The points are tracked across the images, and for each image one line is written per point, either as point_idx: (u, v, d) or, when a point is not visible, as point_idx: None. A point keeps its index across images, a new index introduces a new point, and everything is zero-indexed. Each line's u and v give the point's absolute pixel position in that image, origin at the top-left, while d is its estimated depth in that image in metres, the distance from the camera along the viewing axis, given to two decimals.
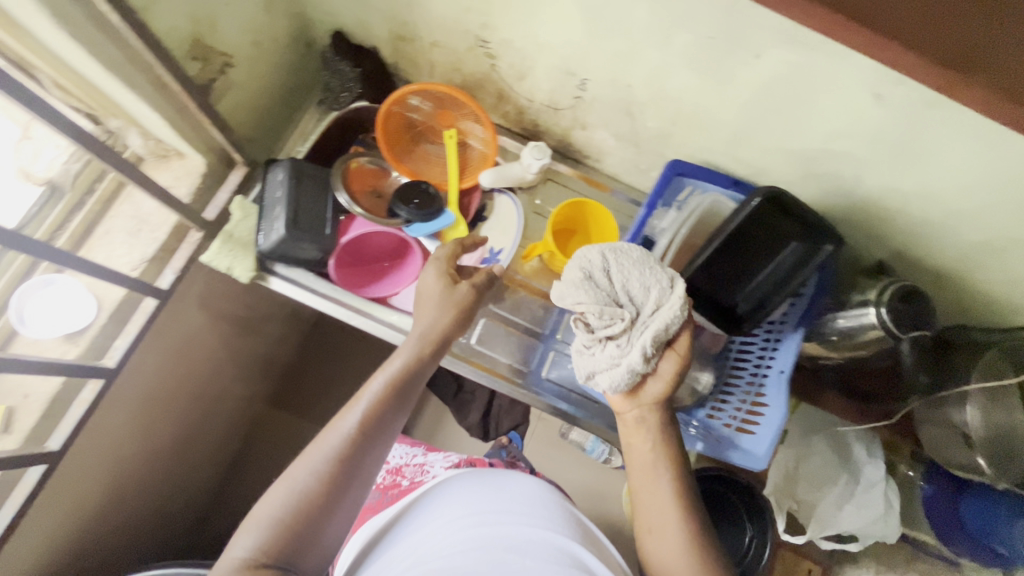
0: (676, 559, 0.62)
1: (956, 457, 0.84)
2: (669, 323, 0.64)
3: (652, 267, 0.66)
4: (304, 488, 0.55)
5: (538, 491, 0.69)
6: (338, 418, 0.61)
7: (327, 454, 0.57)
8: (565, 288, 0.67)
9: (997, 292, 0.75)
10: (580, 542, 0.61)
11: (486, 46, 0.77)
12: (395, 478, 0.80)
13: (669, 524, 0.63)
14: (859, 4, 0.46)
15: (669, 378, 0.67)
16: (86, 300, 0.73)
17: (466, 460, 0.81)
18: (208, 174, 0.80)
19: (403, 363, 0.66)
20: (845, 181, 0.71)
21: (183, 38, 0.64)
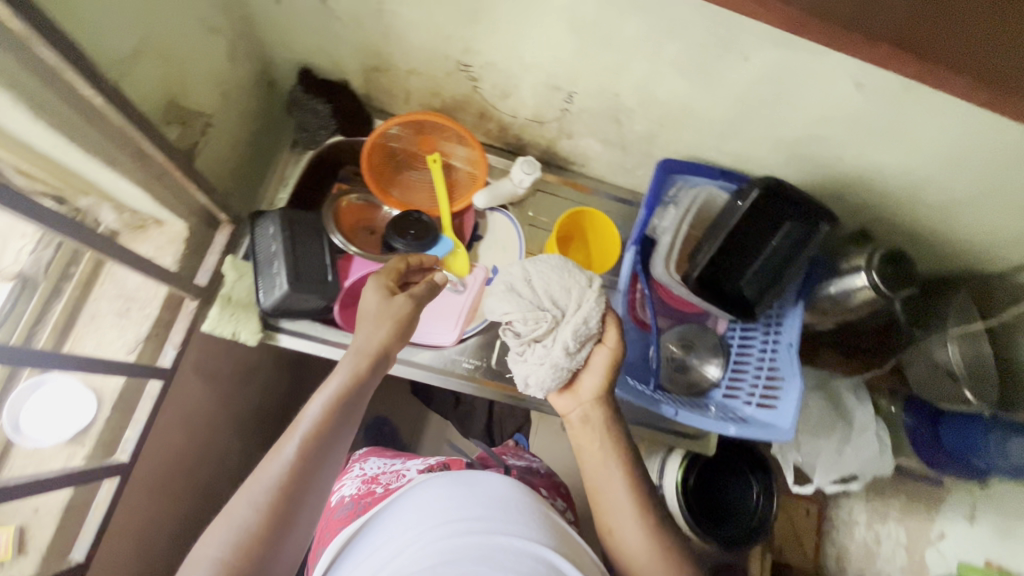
0: (635, 547, 0.65)
1: (943, 392, 0.90)
2: (588, 317, 0.68)
3: (570, 271, 0.71)
4: (247, 524, 0.53)
5: (506, 490, 0.65)
6: (277, 445, 0.58)
7: (267, 485, 0.55)
8: (493, 301, 0.72)
9: (963, 240, 0.83)
10: (552, 546, 0.58)
11: (467, 70, 0.76)
12: (370, 486, 0.77)
13: (623, 515, 0.66)
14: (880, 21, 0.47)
15: (602, 371, 0.71)
16: (84, 395, 0.67)
17: (441, 461, 0.80)
18: (192, 238, 0.75)
19: (345, 380, 0.63)
20: (826, 160, 0.75)
21: (156, 102, 0.61)
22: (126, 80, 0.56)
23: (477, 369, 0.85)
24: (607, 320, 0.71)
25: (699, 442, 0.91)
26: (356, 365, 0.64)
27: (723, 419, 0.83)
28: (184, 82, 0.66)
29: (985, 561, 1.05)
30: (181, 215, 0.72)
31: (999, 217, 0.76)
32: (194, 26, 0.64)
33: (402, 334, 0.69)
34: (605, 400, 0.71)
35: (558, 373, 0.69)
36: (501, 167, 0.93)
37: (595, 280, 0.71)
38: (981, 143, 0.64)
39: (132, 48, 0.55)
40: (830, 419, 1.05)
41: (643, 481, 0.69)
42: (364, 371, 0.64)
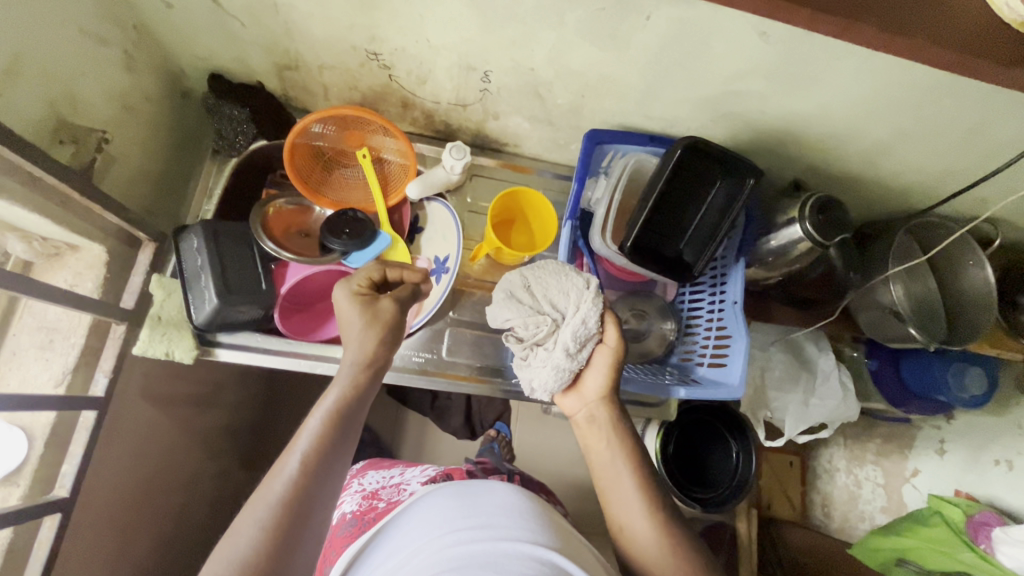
0: (648, 542, 0.63)
1: (894, 333, 0.91)
2: (586, 318, 0.69)
3: (568, 275, 0.73)
4: (252, 544, 0.52)
5: (510, 496, 0.64)
6: (280, 461, 0.58)
7: (271, 501, 0.54)
8: (495, 309, 0.74)
9: (893, 180, 0.84)
10: (556, 548, 0.57)
11: (378, 58, 0.74)
12: (371, 501, 0.81)
13: (632, 510, 0.65)
14: None
15: (605, 369, 0.71)
16: (13, 433, 0.65)
17: (442, 472, 0.84)
18: (113, 260, 0.72)
19: (343, 393, 0.63)
20: (750, 115, 0.75)
21: (42, 123, 0.59)
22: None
23: (428, 361, 0.84)
24: (608, 319, 0.72)
25: (660, 408, 0.92)
26: (354, 378, 0.63)
27: (678, 382, 0.84)
28: (74, 99, 0.63)
29: (956, 491, 1.08)
30: (96, 238, 0.69)
31: (926, 154, 0.77)
32: (77, 41, 0.62)
33: (388, 337, 0.66)
34: (612, 400, 0.71)
35: (560, 375, 0.70)
36: (434, 156, 0.91)
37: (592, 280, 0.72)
38: (891, 81, 0.64)
39: (2, 68, 0.53)
40: (794, 370, 1.06)
41: (651, 475, 0.68)
42: (363, 384, 0.64)
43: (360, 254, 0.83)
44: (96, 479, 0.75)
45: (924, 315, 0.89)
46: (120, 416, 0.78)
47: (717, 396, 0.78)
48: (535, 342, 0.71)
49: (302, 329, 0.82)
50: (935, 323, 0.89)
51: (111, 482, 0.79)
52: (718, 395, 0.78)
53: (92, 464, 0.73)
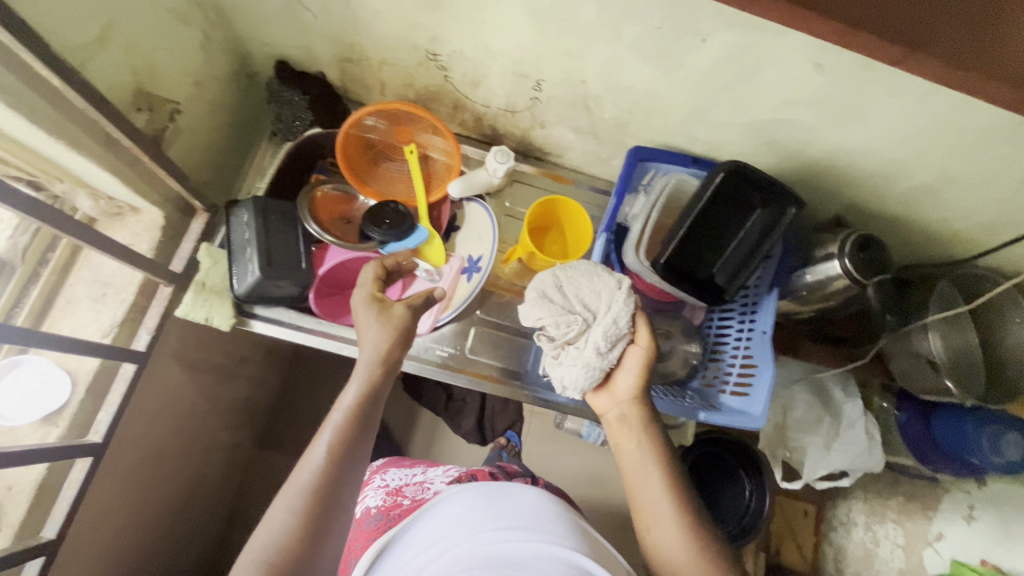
0: (676, 550, 0.64)
1: (927, 383, 0.88)
2: (618, 318, 0.69)
3: (599, 275, 0.73)
4: (287, 530, 0.54)
5: (536, 503, 0.68)
6: (308, 452, 0.60)
7: (303, 488, 0.57)
8: (526, 308, 0.74)
9: (939, 225, 0.82)
10: (583, 551, 0.61)
11: (437, 59, 0.77)
12: (396, 498, 0.82)
13: (660, 515, 0.66)
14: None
15: (636, 370, 0.71)
16: (59, 377, 0.69)
17: (466, 473, 0.86)
18: (168, 226, 0.77)
19: (364, 385, 0.64)
20: (796, 145, 0.75)
21: (124, 90, 0.64)
22: (89, 66, 0.58)
23: (450, 357, 0.86)
24: (640, 320, 0.72)
25: (677, 431, 0.90)
26: (371, 373, 0.65)
27: (699, 406, 0.83)
28: (154, 71, 0.68)
29: (981, 560, 1.03)
30: (156, 202, 0.74)
31: (977, 202, 0.75)
32: (164, 19, 0.66)
33: (403, 339, 0.69)
34: (643, 399, 0.71)
35: (590, 374, 0.70)
36: (478, 159, 0.94)
37: (623, 280, 0.72)
38: (946, 124, 0.64)
39: (97, 35, 0.57)
40: (817, 413, 1.03)
41: (681, 480, 0.68)
42: (379, 378, 0.65)
43: (397, 245, 0.86)
44: (125, 431, 0.79)
45: (965, 366, 0.85)
46: (154, 374, 0.82)
47: (736, 425, 0.77)
48: (565, 341, 0.71)
49: (334, 312, 0.84)
50: (975, 376, 0.85)
51: (138, 436, 0.82)
52: (737, 424, 0.77)
53: (125, 416, 0.76)
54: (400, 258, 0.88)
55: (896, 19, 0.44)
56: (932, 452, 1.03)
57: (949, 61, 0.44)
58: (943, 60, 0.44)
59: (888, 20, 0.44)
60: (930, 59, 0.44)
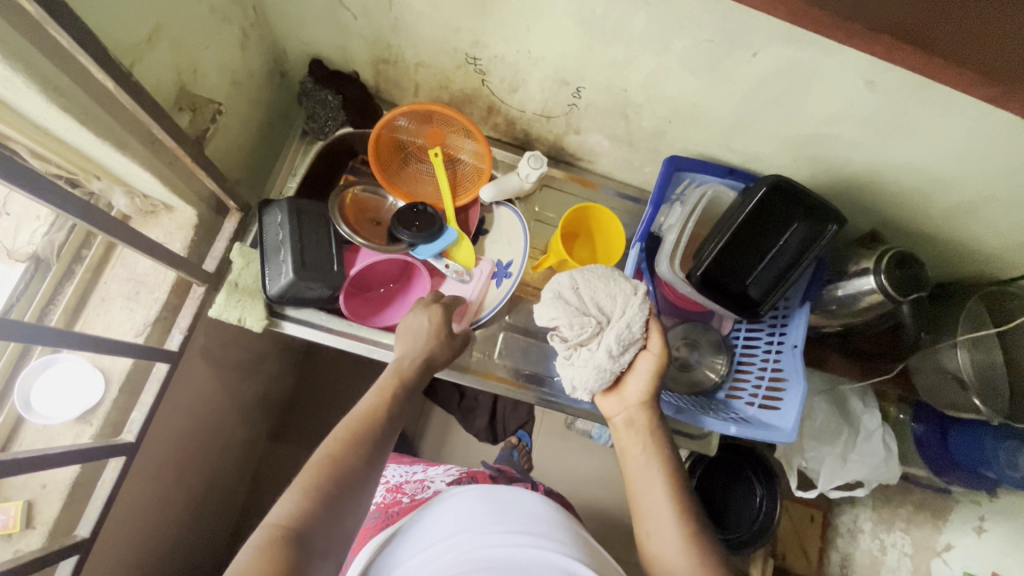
0: (675, 554, 0.63)
1: (954, 399, 0.88)
2: (632, 322, 0.69)
3: (616, 279, 0.72)
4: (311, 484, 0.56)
5: (538, 509, 0.69)
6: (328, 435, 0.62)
7: (316, 461, 0.58)
8: (541, 308, 0.73)
9: (974, 243, 0.82)
10: (580, 559, 0.61)
11: (476, 63, 0.76)
12: (396, 495, 0.82)
13: (663, 513, 0.65)
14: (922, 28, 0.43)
15: (648, 375, 0.70)
16: (93, 375, 0.69)
17: (467, 474, 0.85)
18: (201, 224, 0.76)
19: (391, 385, 0.68)
20: (837, 160, 0.74)
21: (167, 90, 0.63)
22: (138, 66, 0.57)
23: (478, 361, 0.85)
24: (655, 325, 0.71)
25: (701, 442, 0.88)
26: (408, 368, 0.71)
27: (727, 418, 0.82)
28: (195, 70, 0.67)
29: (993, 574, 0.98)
30: (190, 201, 0.73)
31: (1016, 222, 0.74)
32: (206, 17, 0.66)
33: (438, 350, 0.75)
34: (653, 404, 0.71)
35: (600, 376, 0.70)
36: (507, 162, 0.93)
37: (640, 284, 0.72)
38: (996, 145, 0.63)
39: (145, 34, 0.57)
40: (835, 424, 1.01)
41: (685, 486, 0.68)
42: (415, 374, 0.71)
43: (427, 247, 0.85)
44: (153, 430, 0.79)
45: (994, 382, 0.84)
46: (182, 372, 0.82)
47: (766, 438, 0.76)
48: (576, 341, 0.70)
49: (362, 314, 0.85)
50: (1004, 393, 0.84)
51: (165, 433, 0.82)
52: (767, 438, 0.76)
53: (154, 416, 0.76)
54: (429, 259, 0.86)
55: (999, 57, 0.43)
56: (949, 466, 1.01)
57: None
58: None
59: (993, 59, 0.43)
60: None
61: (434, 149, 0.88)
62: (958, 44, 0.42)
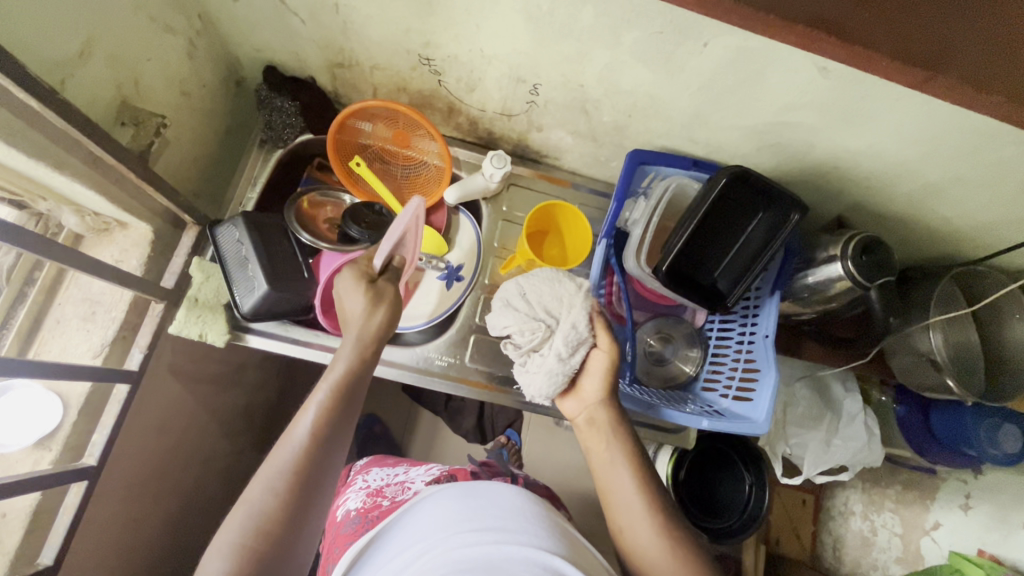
0: (654, 552, 0.62)
1: (929, 381, 0.87)
2: (576, 321, 0.69)
3: (560, 281, 0.73)
4: (264, 511, 0.55)
5: (515, 500, 0.69)
6: (248, 490, 0.57)
7: (244, 535, 0.54)
8: (495, 318, 0.75)
9: (942, 224, 0.81)
10: (559, 553, 0.61)
11: (430, 63, 0.75)
12: (376, 499, 0.80)
13: (637, 516, 0.64)
14: (837, 12, 0.41)
15: (602, 373, 0.70)
16: (50, 400, 0.68)
17: (447, 473, 0.83)
18: (158, 240, 0.75)
19: (322, 408, 0.61)
20: (799, 148, 0.73)
21: (106, 105, 0.63)
22: (69, 83, 0.57)
23: (451, 366, 0.85)
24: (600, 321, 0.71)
25: (676, 435, 0.87)
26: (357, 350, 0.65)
27: (700, 412, 0.81)
28: (137, 83, 0.66)
29: (979, 550, 0.98)
30: (145, 217, 0.72)
31: (980, 202, 0.74)
32: (145, 28, 0.64)
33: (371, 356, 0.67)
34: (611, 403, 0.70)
35: (556, 381, 0.69)
36: (472, 161, 0.91)
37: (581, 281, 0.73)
38: (950, 127, 0.62)
39: (76, 49, 0.56)
40: (818, 410, 1.01)
41: (654, 481, 0.67)
42: (366, 357, 0.66)
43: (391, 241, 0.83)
44: (121, 453, 0.77)
45: (968, 364, 0.83)
46: (150, 391, 0.80)
47: (740, 430, 0.76)
48: (529, 348, 0.71)
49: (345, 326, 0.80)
50: (977, 375, 0.83)
51: (136, 452, 0.81)
52: (741, 429, 0.76)
53: (120, 438, 0.75)
54: None
55: (914, 42, 0.41)
56: (931, 447, 1.00)
57: (973, 83, 0.40)
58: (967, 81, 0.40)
59: (906, 41, 0.41)
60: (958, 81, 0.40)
61: (356, 158, 0.85)
62: (886, 37, 0.41)
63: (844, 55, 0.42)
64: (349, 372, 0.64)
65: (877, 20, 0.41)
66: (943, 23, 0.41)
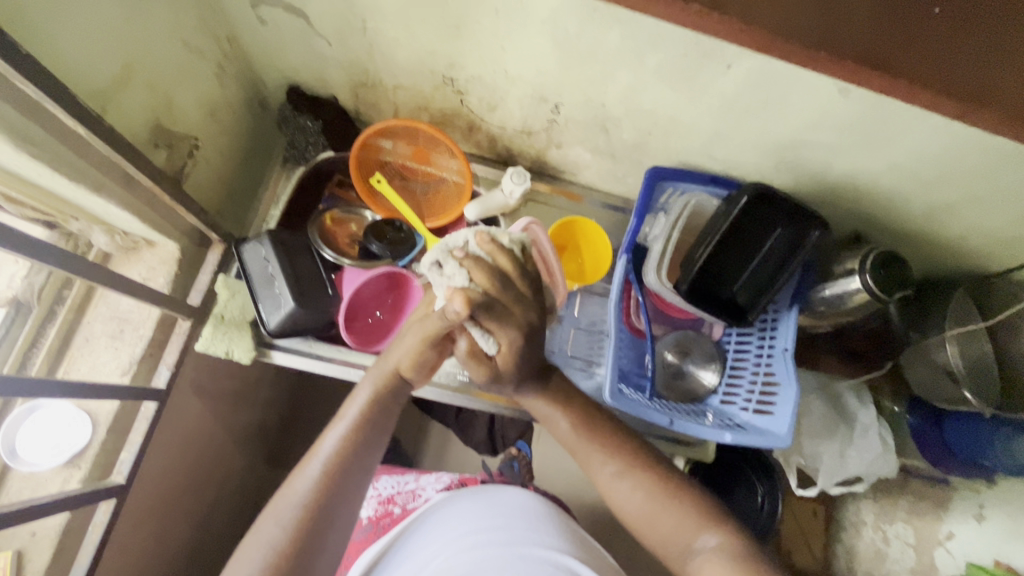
0: (674, 527, 0.58)
1: (946, 392, 0.87)
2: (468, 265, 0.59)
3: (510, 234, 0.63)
4: (275, 544, 0.50)
5: (525, 501, 0.70)
6: (260, 522, 0.52)
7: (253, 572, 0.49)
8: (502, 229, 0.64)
9: (957, 238, 0.82)
10: (571, 552, 0.62)
11: (453, 84, 0.76)
12: (387, 507, 0.79)
13: (616, 481, 0.62)
14: (883, 50, 0.42)
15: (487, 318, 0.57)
16: (79, 418, 0.69)
17: (458, 480, 0.80)
18: (184, 258, 0.76)
19: (341, 441, 0.57)
20: (816, 165, 0.74)
21: (143, 128, 0.64)
22: (109, 108, 0.58)
23: (471, 381, 0.84)
24: (473, 267, 0.55)
25: (698, 449, 0.87)
26: (380, 379, 0.62)
27: (721, 426, 0.82)
28: (170, 106, 0.68)
29: (995, 561, 0.98)
30: (172, 235, 0.73)
31: (995, 217, 0.75)
32: (179, 53, 0.66)
33: (398, 392, 0.63)
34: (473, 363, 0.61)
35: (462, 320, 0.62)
36: (490, 178, 0.92)
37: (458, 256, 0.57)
38: (969, 147, 0.63)
39: (116, 75, 0.58)
40: (832, 421, 1.00)
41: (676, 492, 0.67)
42: (387, 388, 0.62)
43: (409, 256, 0.84)
44: (145, 469, 0.78)
45: (983, 374, 0.84)
46: (173, 407, 0.81)
47: (763, 445, 0.76)
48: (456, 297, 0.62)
49: (365, 339, 0.81)
50: (993, 385, 0.84)
51: (157, 468, 0.81)
52: (765, 443, 0.76)
53: (145, 456, 0.75)
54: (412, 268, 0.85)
55: (955, 74, 0.42)
56: (946, 458, 0.99)
57: (1014, 115, 0.42)
58: (1009, 112, 0.42)
59: (946, 73, 0.42)
60: (997, 113, 0.42)
61: (377, 175, 0.86)
62: (925, 72, 0.42)
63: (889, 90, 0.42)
64: (373, 404, 0.60)
65: (920, 55, 0.42)
66: (980, 58, 0.42)
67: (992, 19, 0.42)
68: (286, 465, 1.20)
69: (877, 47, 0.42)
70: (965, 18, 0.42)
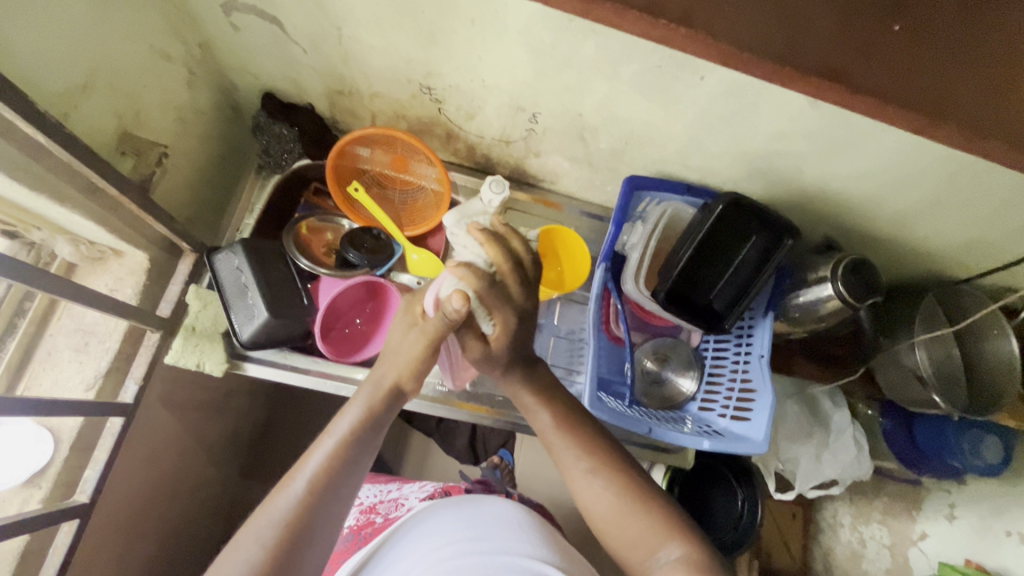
0: (639, 538, 0.57)
1: (914, 396, 0.89)
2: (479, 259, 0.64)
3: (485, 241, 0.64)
4: (252, 563, 0.48)
5: (509, 511, 0.69)
6: (238, 538, 0.50)
7: None
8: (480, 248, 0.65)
9: (924, 245, 0.84)
10: (551, 562, 0.61)
11: (430, 92, 0.76)
12: (369, 516, 0.78)
13: (587, 480, 0.60)
14: (843, 64, 0.43)
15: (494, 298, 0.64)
16: (41, 434, 0.67)
17: (441, 488, 0.80)
18: (153, 268, 0.74)
19: (329, 455, 0.55)
20: (788, 174, 0.76)
21: (110, 135, 0.63)
22: (73, 115, 0.56)
23: (451, 391, 0.84)
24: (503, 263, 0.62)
25: (676, 455, 0.88)
26: (372, 397, 0.60)
27: (699, 433, 0.83)
28: (137, 113, 0.66)
29: (965, 560, 0.99)
30: (140, 244, 0.71)
31: (958, 223, 0.77)
32: (146, 58, 0.65)
33: (392, 408, 0.61)
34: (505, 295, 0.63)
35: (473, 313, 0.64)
36: (469, 186, 0.92)
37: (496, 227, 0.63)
38: (932, 158, 0.65)
39: (80, 81, 0.56)
40: (808, 425, 1.02)
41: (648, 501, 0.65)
42: (379, 406, 0.60)
43: (386, 264, 0.83)
44: (110, 487, 0.75)
45: (952, 378, 0.85)
46: (142, 421, 0.78)
47: (740, 450, 0.76)
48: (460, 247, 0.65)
49: (341, 350, 0.80)
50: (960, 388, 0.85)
51: (123, 485, 0.78)
52: (741, 449, 0.77)
53: (111, 473, 0.73)
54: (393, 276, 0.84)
55: (917, 88, 0.43)
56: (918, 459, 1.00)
57: (974, 128, 0.43)
58: (969, 126, 0.43)
59: (910, 88, 0.43)
60: (957, 127, 0.43)
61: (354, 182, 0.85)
62: (889, 87, 0.43)
63: (855, 105, 0.44)
64: (365, 420, 0.59)
65: (881, 70, 0.43)
66: (938, 75, 0.44)
67: (948, 36, 0.44)
68: (262, 477, 1.17)
69: (838, 61, 0.43)
70: (924, 35, 0.44)
